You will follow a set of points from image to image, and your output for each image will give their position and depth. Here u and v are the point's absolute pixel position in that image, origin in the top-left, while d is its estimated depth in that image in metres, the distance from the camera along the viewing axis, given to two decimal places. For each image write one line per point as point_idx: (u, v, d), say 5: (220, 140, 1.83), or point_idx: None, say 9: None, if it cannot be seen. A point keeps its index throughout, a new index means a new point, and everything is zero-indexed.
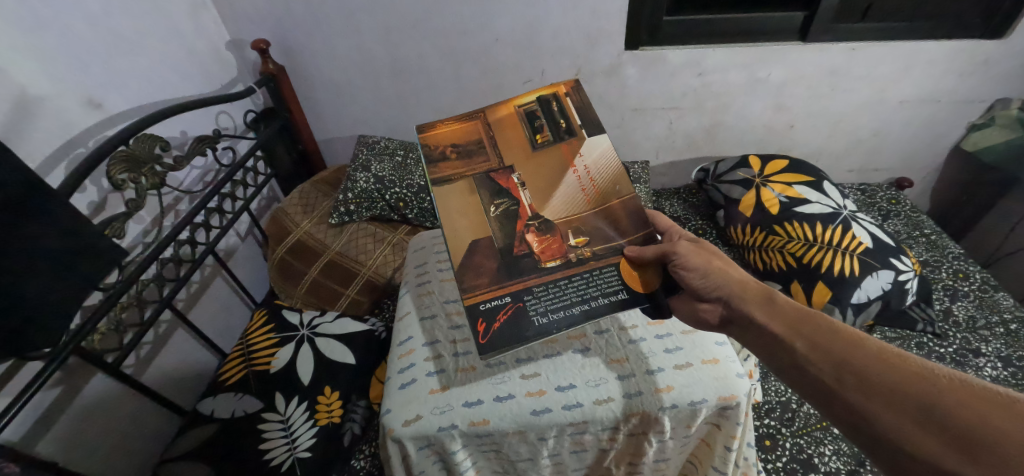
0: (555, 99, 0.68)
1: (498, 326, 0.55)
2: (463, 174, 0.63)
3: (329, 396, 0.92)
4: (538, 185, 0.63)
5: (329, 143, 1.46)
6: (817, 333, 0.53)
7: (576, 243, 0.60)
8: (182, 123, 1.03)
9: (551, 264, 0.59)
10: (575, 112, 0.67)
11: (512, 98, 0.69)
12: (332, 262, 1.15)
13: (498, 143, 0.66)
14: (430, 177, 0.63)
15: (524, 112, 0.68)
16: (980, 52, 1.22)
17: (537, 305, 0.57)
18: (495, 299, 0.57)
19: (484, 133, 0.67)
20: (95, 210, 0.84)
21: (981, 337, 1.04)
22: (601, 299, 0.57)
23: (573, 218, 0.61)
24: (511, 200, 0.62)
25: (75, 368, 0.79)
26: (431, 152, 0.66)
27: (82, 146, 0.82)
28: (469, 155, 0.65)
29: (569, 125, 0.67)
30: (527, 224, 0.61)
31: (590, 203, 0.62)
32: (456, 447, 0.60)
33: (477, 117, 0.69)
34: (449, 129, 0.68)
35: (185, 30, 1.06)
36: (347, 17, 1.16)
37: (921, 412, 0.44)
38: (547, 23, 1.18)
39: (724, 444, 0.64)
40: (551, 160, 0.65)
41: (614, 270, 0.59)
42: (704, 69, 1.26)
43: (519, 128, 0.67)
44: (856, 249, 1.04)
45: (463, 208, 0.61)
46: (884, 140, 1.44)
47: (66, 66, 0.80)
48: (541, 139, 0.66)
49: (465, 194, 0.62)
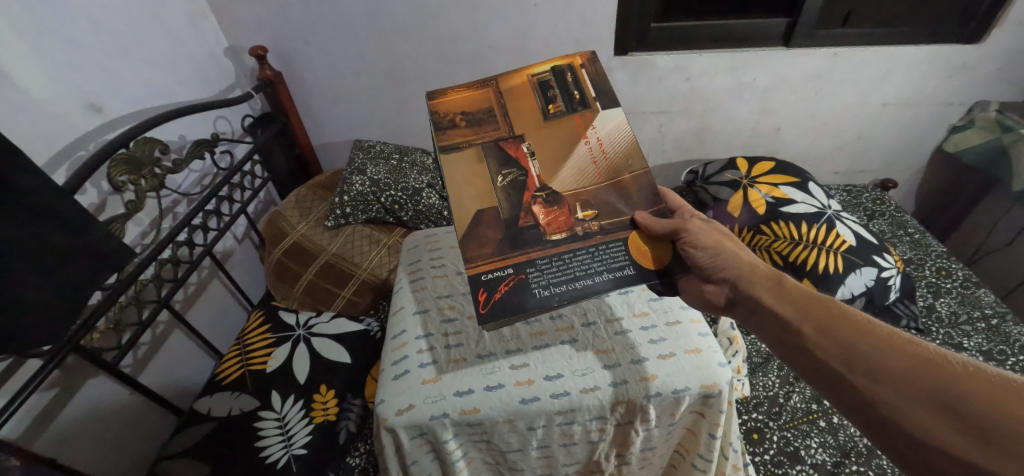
0: (569, 69, 0.70)
1: (499, 297, 0.57)
2: (471, 142, 0.65)
3: (324, 394, 0.94)
4: (547, 156, 0.65)
5: (325, 147, 1.48)
6: (827, 318, 0.55)
7: (584, 216, 0.61)
8: (181, 127, 1.05)
9: (556, 236, 0.60)
10: (590, 85, 0.69)
11: (526, 68, 0.71)
12: (328, 263, 1.16)
13: (508, 111, 0.67)
14: (439, 144, 0.65)
15: (537, 80, 0.69)
16: (958, 56, 1.26)
17: (540, 278, 0.59)
18: (499, 270, 0.58)
19: (495, 100, 0.68)
20: (96, 211, 0.86)
21: (963, 331, 1.07)
22: (605, 274, 0.59)
23: (583, 191, 0.63)
24: (520, 170, 0.64)
25: (73, 368, 0.80)
26: (440, 120, 0.67)
27: (82, 149, 0.84)
28: (478, 123, 0.67)
29: (582, 96, 0.68)
30: (534, 196, 0.62)
31: (601, 176, 0.64)
32: (448, 436, 0.62)
33: (489, 84, 0.70)
34: (460, 97, 0.69)
35: (184, 37, 1.09)
36: (343, 24, 1.18)
37: (930, 396, 0.46)
38: (538, 30, 1.21)
39: (708, 432, 0.66)
40: (564, 130, 0.66)
41: (621, 244, 0.61)
42: (691, 74, 1.30)
43: (531, 96, 0.68)
44: (840, 247, 1.07)
45: (471, 176, 0.63)
46: (867, 142, 1.48)
47: (68, 72, 0.82)
48: (554, 110, 0.67)
49: (473, 162, 0.64)
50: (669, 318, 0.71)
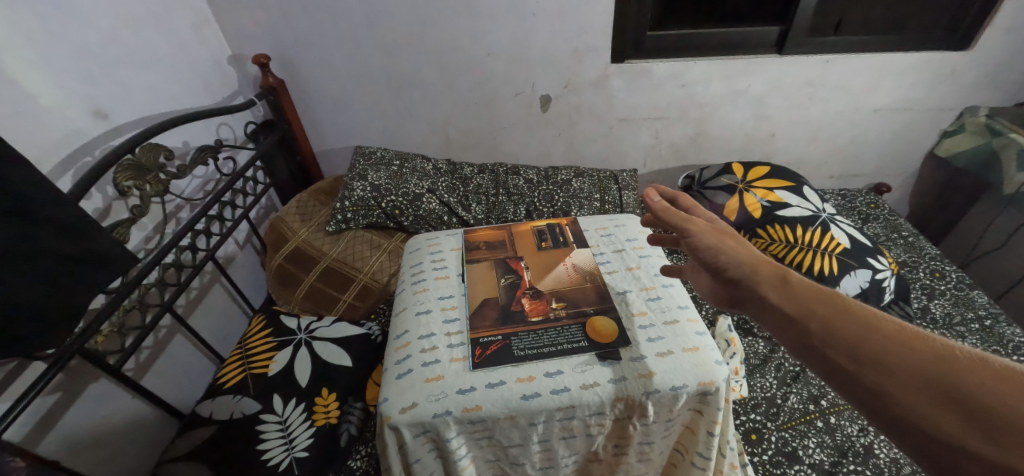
0: (562, 224, 0.93)
1: (481, 354, 0.66)
2: (488, 258, 0.84)
3: (326, 397, 0.95)
4: (538, 268, 0.80)
5: (326, 154, 1.50)
6: (831, 312, 0.50)
7: (557, 305, 0.73)
8: (185, 134, 1.07)
9: (534, 318, 0.71)
10: (577, 235, 0.89)
11: (531, 222, 0.93)
12: (329, 268, 1.17)
13: (517, 242, 0.87)
14: (465, 259, 0.83)
15: (540, 228, 0.91)
16: (947, 63, 1.29)
17: (517, 344, 0.68)
18: (490, 335, 0.69)
19: (509, 236, 0.89)
20: (101, 215, 0.87)
21: (957, 332, 1.08)
22: (564, 346, 0.67)
23: (560, 289, 0.76)
24: (516, 276, 0.79)
25: (77, 370, 0.81)
26: (469, 244, 0.88)
27: (88, 155, 0.85)
28: (494, 247, 0.86)
29: (570, 240, 0.88)
30: (523, 291, 0.75)
31: (575, 280, 0.77)
32: (450, 434, 0.62)
33: (506, 228, 0.92)
34: (484, 233, 0.91)
35: (189, 45, 1.11)
36: (345, 32, 1.21)
37: (942, 393, 0.41)
38: (536, 39, 1.24)
39: (707, 430, 0.67)
40: (553, 255, 0.83)
41: (580, 324, 0.70)
42: (686, 80, 1.32)
43: (534, 235, 0.89)
44: (834, 250, 1.09)
45: (482, 279, 0.79)
46: (861, 148, 1.50)
47: (76, 79, 0.84)
48: (545, 245, 0.86)
49: (485, 271, 0.80)
50: (668, 316, 0.71)
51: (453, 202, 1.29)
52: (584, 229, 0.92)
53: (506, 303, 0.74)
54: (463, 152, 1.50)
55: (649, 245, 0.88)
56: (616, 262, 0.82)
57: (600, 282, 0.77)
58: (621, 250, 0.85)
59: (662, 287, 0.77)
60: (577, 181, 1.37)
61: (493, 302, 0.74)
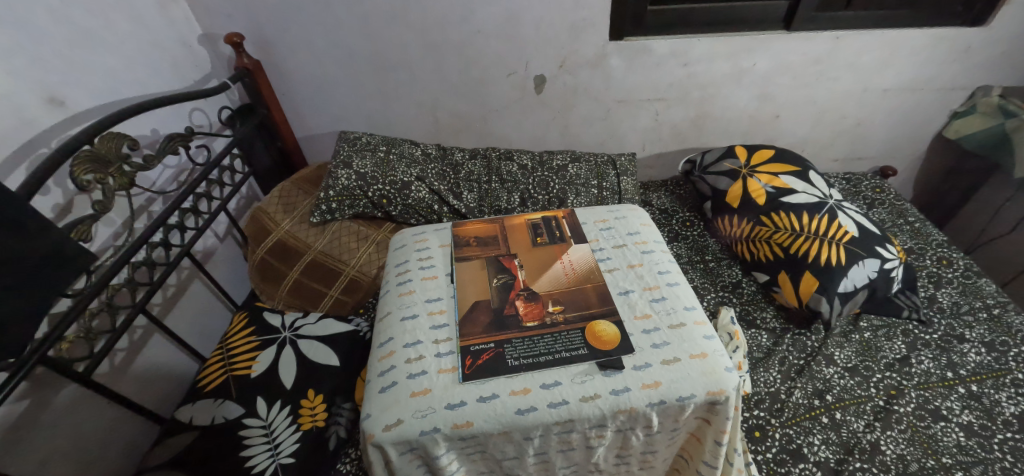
0: (554, 218, 0.87)
1: (476, 364, 0.62)
2: (479, 255, 0.78)
3: (312, 399, 0.89)
4: (532, 267, 0.75)
5: (310, 139, 1.42)
6: None
7: (553, 309, 0.68)
8: (153, 121, 0.99)
9: (530, 323, 0.66)
10: (569, 229, 0.84)
11: (523, 214, 0.87)
12: (314, 262, 1.11)
13: (508, 238, 0.82)
14: (455, 257, 0.78)
15: (531, 223, 0.85)
16: (962, 39, 1.23)
17: (514, 351, 0.63)
18: (483, 342, 0.64)
19: (500, 231, 0.84)
20: (61, 213, 0.80)
21: (965, 322, 1.04)
22: (563, 353, 0.62)
23: (555, 291, 0.71)
24: (510, 276, 0.74)
25: (43, 378, 0.76)
26: (459, 239, 0.82)
27: (44, 147, 0.78)
28: (486, 243, 0.81)
29: (561, 235, 0.82)
30: (518, 293, 0.71)
31: (569, 282, 0.72)
32: (439, 451, 0.58)
33: (498, 221, 0.87)
34: (475, 226, 0.85)
35: (154, 23, 1.02)
36: (325, 8, 1.12)
37: None
38: (530, 14, 1.16)
39: (714, 439, 0.64)
40: (546, 254, 0.78)
41: (579, 331, 0.65)
42: (689, 59, 1.25)
43: (525, 232, 0.83)
44: (843, 238, 1.04)
45: (474, 279, 0.74)
46: (867, 130, 1.45)
47: (25, 62, 0.75)
48: (541, 241, 0.81)
49: (477, 270, 0.75)
50: (673, 320, 0.67)
51: (443, 190, 1.22)
52: (582, 222, 0.86)
53: (499, 306, 0.69)
54: (454, 137, 1.43)
55: (651, 239, 0.82)
56: (617, 259, 0.78)
57: (599, 281, 0.72)
58: (621, 246, 0.80)
59: (666, 286, 0.72)
60: (574, 166, 1.31)
61: (485, 305, 0.69)
